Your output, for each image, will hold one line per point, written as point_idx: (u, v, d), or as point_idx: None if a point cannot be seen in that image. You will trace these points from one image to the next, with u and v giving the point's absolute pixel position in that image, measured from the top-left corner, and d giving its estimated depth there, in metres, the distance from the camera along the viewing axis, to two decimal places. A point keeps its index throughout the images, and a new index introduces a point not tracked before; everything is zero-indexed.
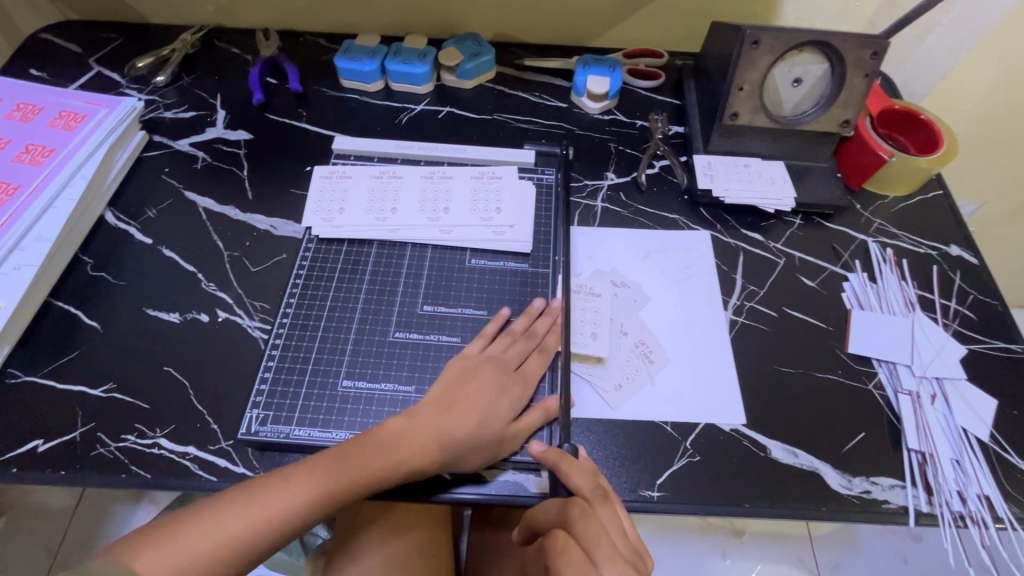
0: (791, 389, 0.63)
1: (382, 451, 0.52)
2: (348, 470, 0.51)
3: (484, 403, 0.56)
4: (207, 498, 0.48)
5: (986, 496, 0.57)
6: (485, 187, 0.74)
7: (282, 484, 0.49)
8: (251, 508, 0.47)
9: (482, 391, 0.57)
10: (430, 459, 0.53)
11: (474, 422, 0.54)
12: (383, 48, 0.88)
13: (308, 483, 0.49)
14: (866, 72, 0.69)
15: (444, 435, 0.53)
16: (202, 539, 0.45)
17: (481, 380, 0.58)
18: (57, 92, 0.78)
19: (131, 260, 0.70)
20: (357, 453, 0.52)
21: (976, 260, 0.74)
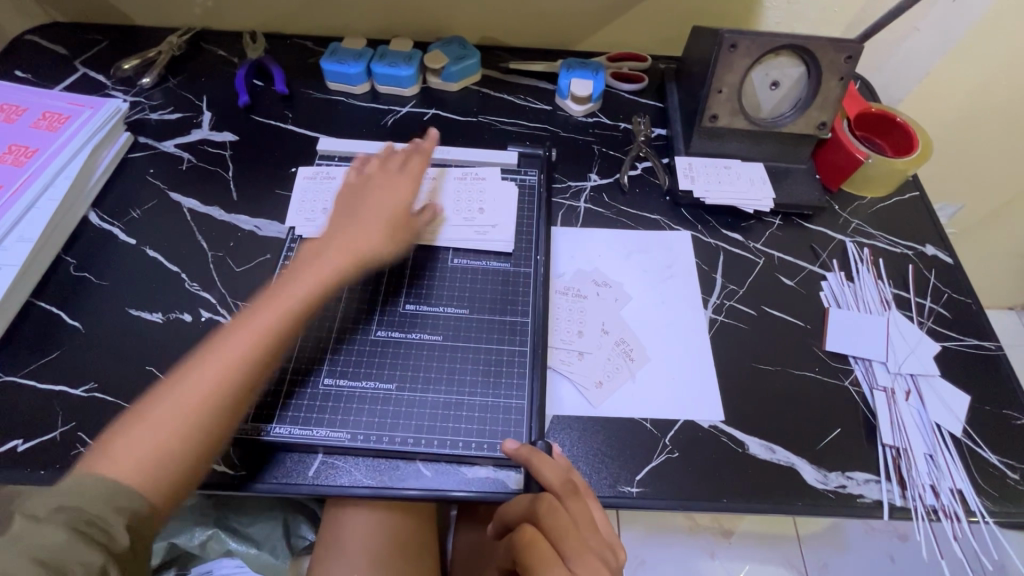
0: (768, 386, 0.64)
1: (303, 278, 0.57)
2: (279, 312, 0.54)
3: (379, 210, 0.64)
4: (140, 408, 0.48)
5: (959, 490, 0.58)
6: (470, 188, 0.75)
7: (217, 353, 0.51)
8: (192, 379, 0.49)
9: (373, 199, 0.65)
10: (349, 262, 0.60)
11: (376, 236, 0.62)
12: (369, 51, 0.89)
13: (245, 337, 0.52)
14: (841, 75, 0.70)
15: (354, 238, 0.61)
16: (161, 426, 0.47)
17: (368, 190, 0.66)
18: (41, 93, 0.78)
19: (115, 260, 0.70)
20: (283, 294, 0.56)
21: (950, 260, 0.75)
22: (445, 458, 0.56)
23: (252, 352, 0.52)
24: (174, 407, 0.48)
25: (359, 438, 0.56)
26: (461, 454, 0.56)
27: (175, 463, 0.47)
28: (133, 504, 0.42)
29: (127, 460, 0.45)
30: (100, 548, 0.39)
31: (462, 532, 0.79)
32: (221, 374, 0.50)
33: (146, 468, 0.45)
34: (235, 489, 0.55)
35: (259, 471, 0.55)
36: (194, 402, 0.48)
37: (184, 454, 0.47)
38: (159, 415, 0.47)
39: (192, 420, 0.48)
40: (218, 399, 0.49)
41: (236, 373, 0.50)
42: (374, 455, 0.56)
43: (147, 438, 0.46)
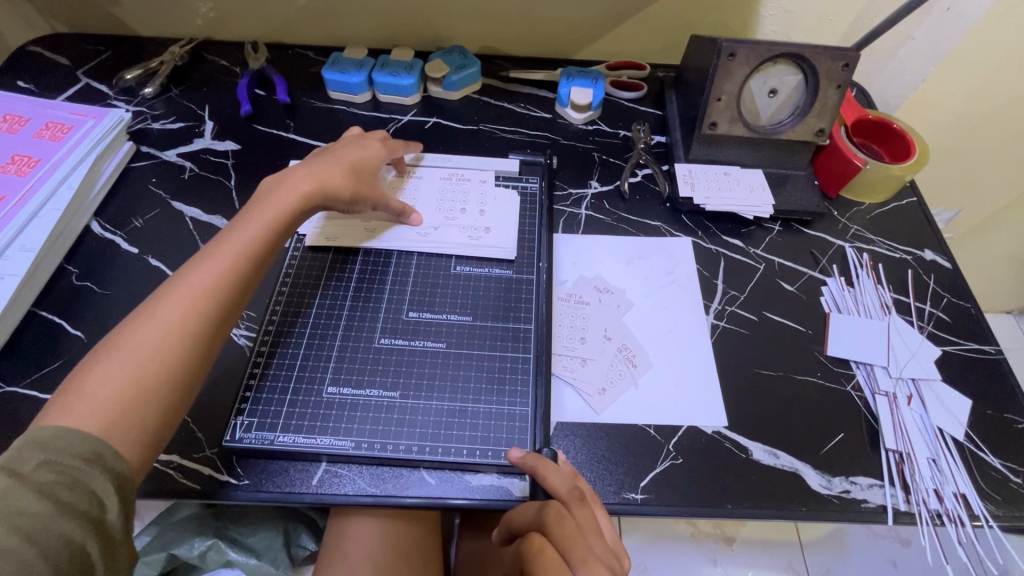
0: (770, 390, 0.64)
1: (258, 216, 0.57)
2: (239, 247, 0.55)
3: (337, 160, 0.65)
4: (94, 357, 0.47)
5: (962, 494, 0.58)
6: (455, 186, 0.76)
7: (176, 292, 0.51)
8: (149, 322, 0.48)
9: (333, 154, 0.67)
10: (308, 199, 0.60)
11: (334, 178, 0.63)
12: (370, 60, 0.89)
13: (202, 272, 0.52)
14: (838, 83, 0.71)
15: (310, 178, 0.62)
16: (122, 369, 0.46)
17: (329, 150, 0.68)
18: (44, 104, 0.79)
19: (117, 269, 0.70)
20: (239, 231, 0.56)
21: (949, 264, 0.76)
22: (449, 466, 0.56)
23: (213, 286, 0.52)
24: (134, 349, 0.47)
25: (363, 446, 0.56)
26: (466, 462, 0.56)
27: (142, 406, 0.46)
28: (110, 462, 0.43)
29: (90, 405, 0.44)
30: (82, 517, 0.39)
31: (465, 542, 0.79)
32: (182, 310, 0.50)
33: (109, 412, 0.44)
34: (238, 499, 0.55)
35: (262, 482, 0.55)
36: (153, 341, 0.48)
37: (151, 395, 0.46)
38: (118, 357, 0.47)
39: (157, 359, 0.47)
40: (180, 337, 0.49)
41: (198, 308, 0.50)
42: (378, 463, 0.56)
43: (107, 382, 0.45)
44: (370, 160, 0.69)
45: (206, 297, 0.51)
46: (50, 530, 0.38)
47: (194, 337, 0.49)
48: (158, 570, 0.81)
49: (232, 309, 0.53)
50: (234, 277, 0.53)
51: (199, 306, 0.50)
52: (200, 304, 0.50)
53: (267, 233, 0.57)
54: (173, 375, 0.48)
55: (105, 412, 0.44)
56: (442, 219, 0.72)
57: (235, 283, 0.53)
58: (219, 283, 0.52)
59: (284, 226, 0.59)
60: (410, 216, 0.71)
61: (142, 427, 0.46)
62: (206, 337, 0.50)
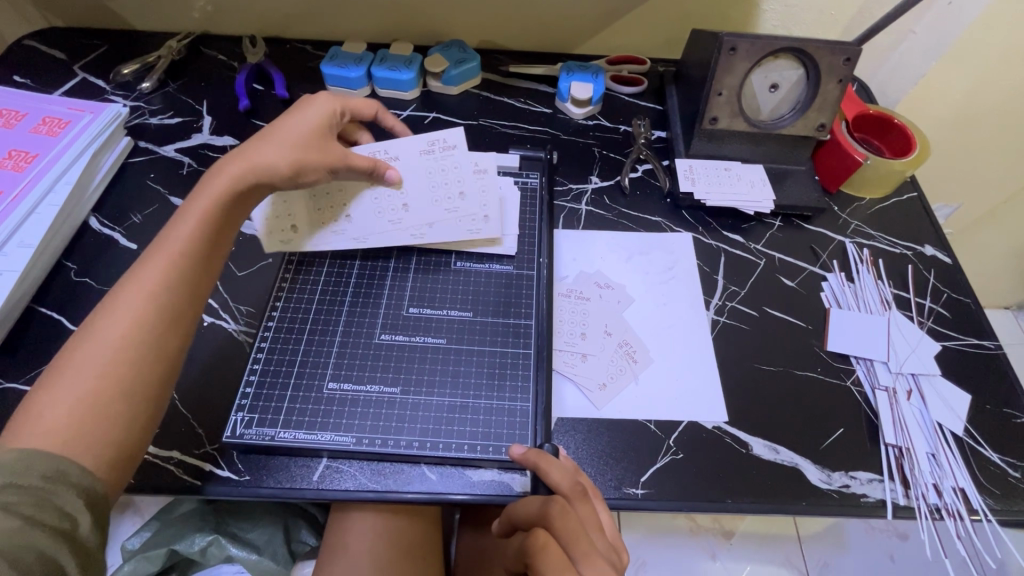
0: (770, 386, 0.64)
1: (201, 208, 0.55)
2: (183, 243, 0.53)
3: (283, 136, 0.60)
4: (47, 377, 0.46)
5: (961, 488, 0.58)
6: (439, 162, 0.67)
7: (126, 297, 0.49)
8: (97, 338, 0.47)
9: (280, 126, 0.61)
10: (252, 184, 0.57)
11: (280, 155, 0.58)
12: (369, 54, 0.89)
13: (144, 281, 0.50)
14: (839, 77, 0.71)
15: (251, 162, 0.58)
16: (81, 381, 0.45)
17: (278, 123, 0.62)
18: (41, 99, 0.78)
19: (116, 265, 0.70)
20: (183, 227, 0.53)
21: (949, 260, 0.76)
22: (450, 462, 0.56)
23: (161, 288, 0.50)
24: (91, 360, 0.46)
25: (364, 442, 0.56)
26: (468, 458, 0.56)
27: (104, 417, 0.45)
28: (77, 479, 0.42)
29: (50, 423, 0.43)
30: (55, 532, 0.40)
31: (467, 535, 0.79)
32: (133, 314, 0.48)
33: (68, 433, 0.43)
34: (240, 495, 0.55)
35: (265, 479, 0.55)
36: (106, 358, 0.46)
37: (112, 407, 0.46)
38: (71, 377, 0.45)
39: (111, 377, 0.46)
40: (132, 343, 0.47)
41: (147, 318, 0.49)
42: (378, 458, 0.56)
43: (62, 402, 0.44)
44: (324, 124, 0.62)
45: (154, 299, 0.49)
46: (26, 544, 0.38)
47: (146, 342, 0.48)
48: (157, 566, 0.82)
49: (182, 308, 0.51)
50: (181, 276, 0.51)
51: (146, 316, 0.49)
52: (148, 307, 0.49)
53: (208, 228, 0.54)
54: (131, 390, 0.47)
55: (65, 427, 0.44)
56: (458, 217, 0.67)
57: (182, 281, 0.51)
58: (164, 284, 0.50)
59: (229, 212, 0.56)
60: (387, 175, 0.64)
61: (106, 440, 0.45)
62: (160, 344, 0.49)
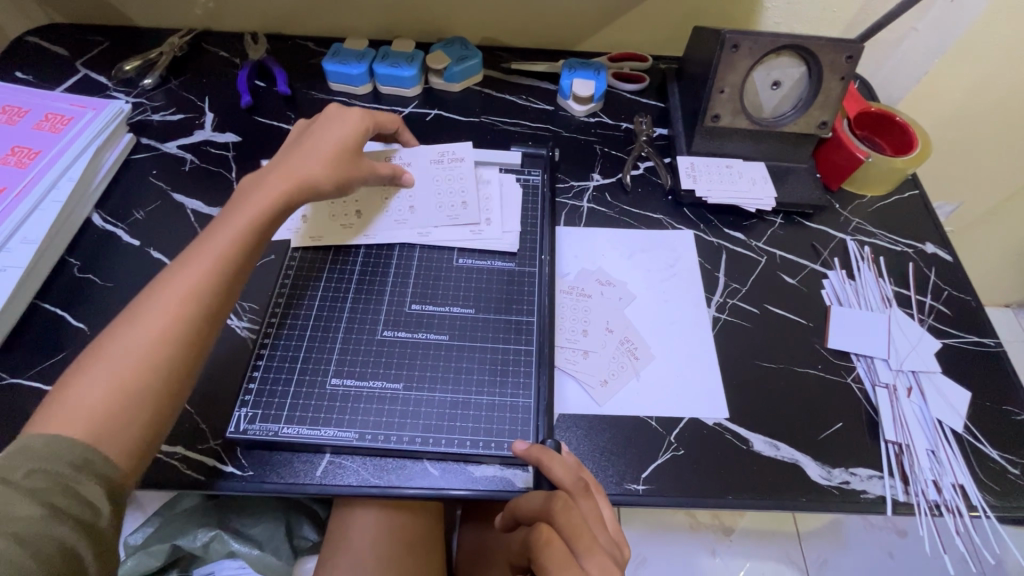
0: (772, 383, 0.64)
1: (239, 212, 0.56)
2: (220, 244, 0.53)
3: (317, 146, 0.62)
4: (81, 367, 0.46)
5: (960, 485, 0.59)
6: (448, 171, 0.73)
7: (162, 293, 0.50)
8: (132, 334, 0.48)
9: (313, 138, 0.63)
10: (288, 192, 0.58)
11: (314, 166, 0.60)
12: (371, 51, 0.89)
13: (181, 280, 0.50)
14: (842, 75, 0.71)
15: (287, 170, 0.59)
16: (115, 374, 0.46)
17: (309, 133, 0.64)
18: (43, 95, 0.78)
19: (119, 261, 0.70)
20: (221, 229, 0.54)
21: (949, 258, 0.76)
22: (452, 457, 0.57)
23: (197, 288, 0.50)
24: (123, 354, 0.47)
25: (366, 438, 0.56)
26: (469, 454, 0.56)
27: (134, 411, 0.46)
28: (100, 469, 0.43)
29: (83, 413, 0.44)
30: (77, 523, 0.40)
31: (468, 531, 0.79)
32: (169, 309, 0.49)
33: (97, 424, 0.44)
34: (242, 490, 0.55)
35: (269, 473, 0.56)
36: (138, 353, 0.47)
37: (142, 401, 0.46)
38: (102, 369, 0.46)
39: (141, 371, 0.46)
40: (167, 338, 0.48)
41: (180, 317, 0.49)
42: (381, 454, 0.57)
43: (93, 393, 0.45)
44: (354, 136, 0.64)
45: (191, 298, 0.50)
46: (44, 536, 0.38)
47: (180, 339, 0.49)
48: (160, 561, 0.82)
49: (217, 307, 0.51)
50: (219, 277, 0.52)
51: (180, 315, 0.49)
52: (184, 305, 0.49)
53: (247, 233, 0.54)
54: (160, 386, 0.47)
55: (96, 418, 0.44)
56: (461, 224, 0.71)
57: (221, 283, 0.52)
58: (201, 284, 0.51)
59: (269, 219, 0.57)
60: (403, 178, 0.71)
61: (135, 431, 0.46)
62: (191, 343, 0.49)
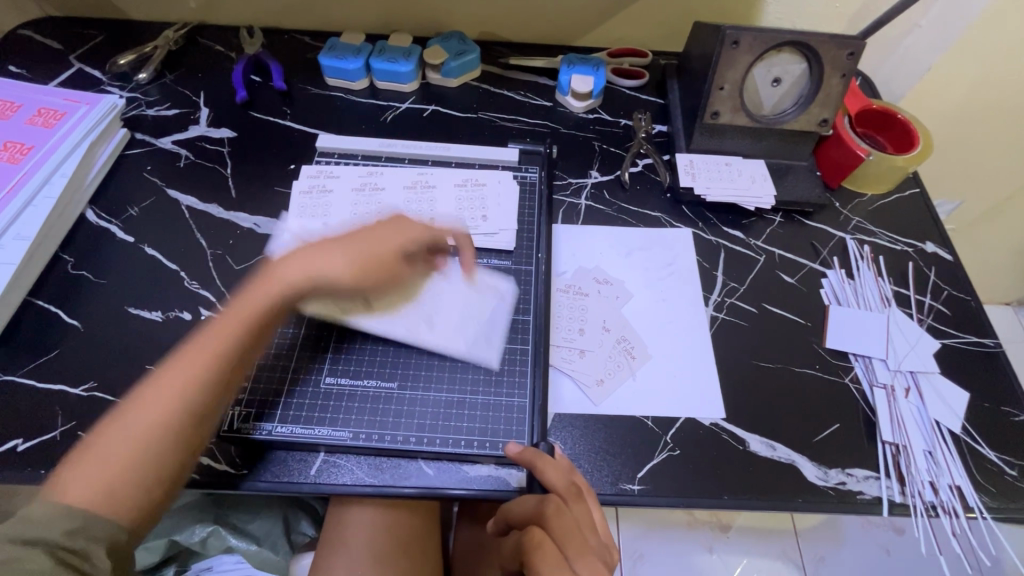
0: (768, 384, 0.64)
1: (255, 291, 0.54)
2: (230, 323, 0.53)
3: (354, 236, 0.58)
4: (94, 435, 0.47)
5: (957, 486, 0.58)
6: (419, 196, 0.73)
7: (171, 366, 0.51)
8: (140, 412, 0.48)
9: (355, 230, 0.59)
10: (304, 283, 0.55)
11: (340, 255, 0.56)
12: (368, 46, 0.88)
13: (190, 363, 0.50)
14: (843, 72, 0.70)
15: (312, 259, 0.56)
16: (119, 451, 0.46)
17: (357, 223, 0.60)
18: (36, 90, 0.77)
19: (113, 258, 0.69)
20: (236, 308, 0.53)
21: (950, 257, 0.75)
22: (446, 457, 0.57)
23: (199, 366, 0.50)
24: (127, 420, 0.48)
25: (360, 437, 0.56)
26: (462, 453, 0.56)
27: (130, 484, 0.46)
28: (97, 531, 0.42)
29: (86, 477, 0.45)
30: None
31: (464, 530, 0.79)
32: (175, 393, 0.49)
33: (98, 496, 0.44)
34: (236, 488, 0.55)
35: (262, 472, 0.55)
36: (142, 432, 0.47)
37: (139, 471, 0.46)
38: (109, 445, 0.46)
39: (142, 451, 0.47)
40: (171, 418, 0.48)
41: (183, 402, 0.49)
42: (375, 453, 0.56)
43: (99, 466, 0.45)
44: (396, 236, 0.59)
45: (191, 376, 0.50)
46: None
47: (177, 413, 0.49)
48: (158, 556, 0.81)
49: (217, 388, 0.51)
50: (222, 358, 0.51)
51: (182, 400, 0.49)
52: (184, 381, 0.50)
53: (259, 321, 0.53)
54: (160, 465, 0.47)
55: (98, 490, 0.44)
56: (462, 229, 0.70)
57: (224, 370, 0.51)
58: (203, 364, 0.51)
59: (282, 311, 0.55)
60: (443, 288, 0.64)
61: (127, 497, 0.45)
62: (191, 427, 0.49)
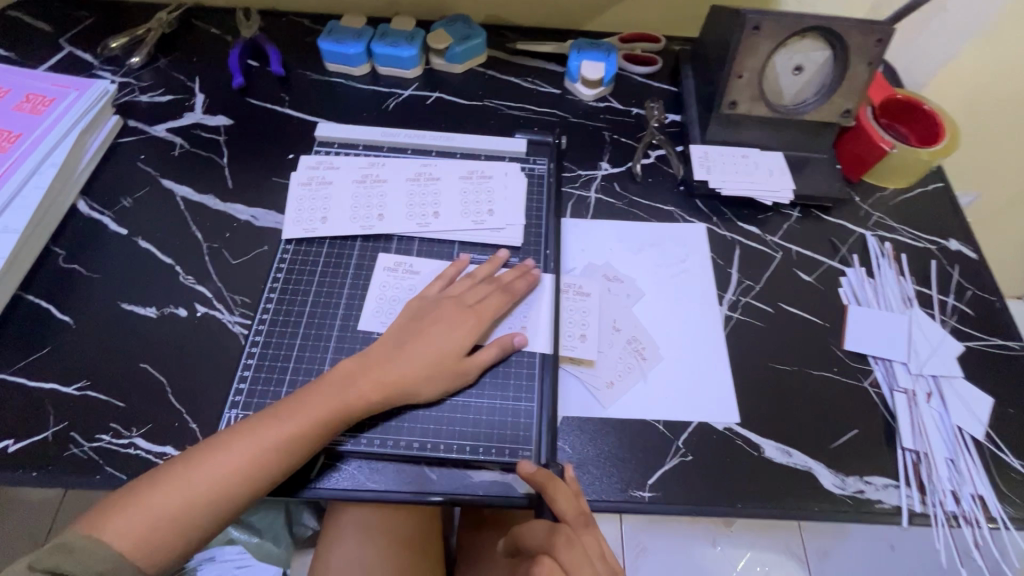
0: (784, 387, 0.62)
1: (339, 388, 0.53)
2: (302, 416, 0.51)
3: (433, 345, 0.56)
4: (154, 475, 0.48)
5: (980, 496, 0.56)
6: (423, 189, 0.70)
7: (236, 442, 0.49)
8: (201, 469, 0.48)
9: (430, 332, 0.57)
10: (385, 394, 0.53)
11: (418, 370, 0.55)
12: (369, 30, 0.84)
13: (260, 435, 0.50)
14: (870, 59, 0.67)
15: (392, 369, 0.54)
16: (169, 503, 0.47)
17: (428, 321, 0.58)
18: (25, 74, 0.74)
19: (106, 251, 0.67)
20: (309, 401, 0.52)
21: (974, 255, 0.72)
22: (450, 462, 0.55)
23: (264, 454, 0.49)
24: (184, 488, 0.47)
25: (362, 442, 0.54)
26: (467, 459, 0.54)
27: (171, 536, 0.46)
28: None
29: (135, 521, 0.46)
30: None
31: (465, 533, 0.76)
32: (239, 463, 0.48)
33: (141, 542, 0.45)
34: None
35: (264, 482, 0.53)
36: (198, 490, 0.47)
37: (182, 526, 0.47)
38: (164, 494, 0.47)
39: (191, 510, 0.47)
40: (226, 488, 0.48)
41: (243, 475, 0.48)
42: (376, 458, 0.54)
43: (148, 512, 0.46)
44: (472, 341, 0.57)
45: (257, 464, 0.49)
46: None
47: (236, 496, 0.48)
48: None
49: (275, 477, 0.50)
50: (287, 452, 0.50)
51: (242, 473, 0.48)
52: (248, 468, 0.48)
53: (334, 417, 0.51)
54: (202, 525, 0.48)
55: (142, 536, 0.45)
56: (467, 224, 0.67)
57: (290, 453, 0.50)
58: (269, 454, 0.49)
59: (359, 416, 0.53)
60: (511, 341, 0.58)
61: (173, 555, 0.47)
62: (240, 499, 0.49)
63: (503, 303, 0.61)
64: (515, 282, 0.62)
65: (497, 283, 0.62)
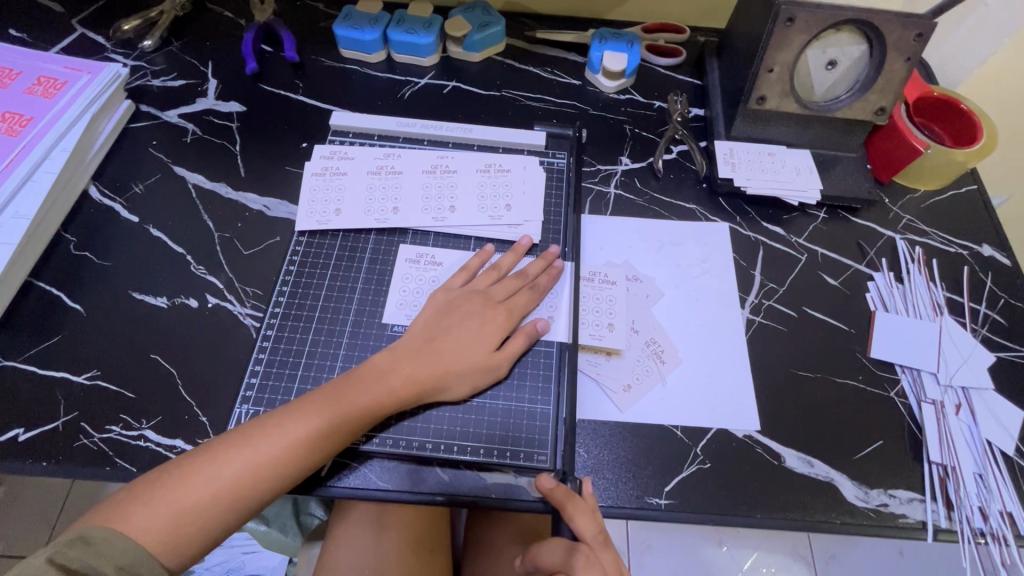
0: (808, 394, 0.60)
1: (367, 383, 0.52)
2: (330, 409, 0.50)
3: (463, 341, 0.55)
4: (178, 467, 0.47)
5: (1008, 513, 0.54)
6: (439, 181, 0.68)
7: (262, 434, 0.48)
8: (226, 462, 0.47)
9: (458, 329, 0.56)
10: (412, 390, 0.52)
11: (449, 366, 0.54)
12: (386, 15, 0.82)
13: (288, 430, 0.48)
14: (907, 55, 0.64)
15: (420, 365, 0.53)
16: (195, 495, 0.46)
17: (456, 317, 0.57)
18: (38, 57, 0.73)
19: (117, 238, 0.66)
20: (335, 396, 0.51)
21: (1009, 262, 0.70)
22: (463, 463, 0.54)
23: (291, 450, 0.48)
24: (210, 480, 0.46)
25: (375, 441, 0.53)
26: (480, 461, 0.53)
27: (196, 529, 0.45)
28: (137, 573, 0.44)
29: (161, 512, 0.45)
30: None
31: (471, 540, 0.72)
32: (265, 457, 0.47)
33: (167, 533, 0.44)
34: None
35: None
36: (225, 483, 0.46)
37: (208, 520, 0.46)
38: (189, 486, 0.46)
39: (219, 502, 0.46)
40: (253, 480, 0.47)
41: (270, 468, 0.47)
42: (389, 456, 0.54)
43: (173, 504, 0.45)
44: (499, 337, 0.57)
45: (283, 459, 0.48)
46: None
47: (262, 490, 0.47)
48: None
49: (302, 472, 0.49)
50: (315, 448, 0.49)
51: (269, 467, 0.47)
52: (274, 461, 0.47)
53: (361, 415, 0.50)
54: (227, 518, 0.47)
55: (169, 527, 0.45)
56: (484, 219, 0.66)
57: (317, 449, 0.49)
58: (296, 447, 0.48)
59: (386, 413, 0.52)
60: (534, 328, 0.58)
61: (196, 547, 0.46)
62: (266, 492, 0.48)
63: (532, 300, 0.60)
64: (540, 277, 0.61)
65: (525, 277, 0.61)
